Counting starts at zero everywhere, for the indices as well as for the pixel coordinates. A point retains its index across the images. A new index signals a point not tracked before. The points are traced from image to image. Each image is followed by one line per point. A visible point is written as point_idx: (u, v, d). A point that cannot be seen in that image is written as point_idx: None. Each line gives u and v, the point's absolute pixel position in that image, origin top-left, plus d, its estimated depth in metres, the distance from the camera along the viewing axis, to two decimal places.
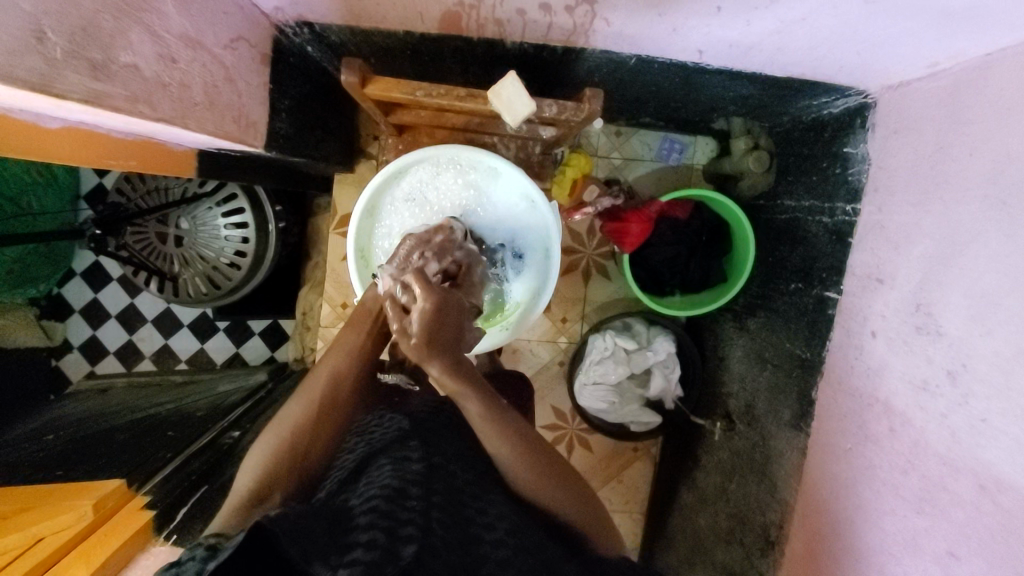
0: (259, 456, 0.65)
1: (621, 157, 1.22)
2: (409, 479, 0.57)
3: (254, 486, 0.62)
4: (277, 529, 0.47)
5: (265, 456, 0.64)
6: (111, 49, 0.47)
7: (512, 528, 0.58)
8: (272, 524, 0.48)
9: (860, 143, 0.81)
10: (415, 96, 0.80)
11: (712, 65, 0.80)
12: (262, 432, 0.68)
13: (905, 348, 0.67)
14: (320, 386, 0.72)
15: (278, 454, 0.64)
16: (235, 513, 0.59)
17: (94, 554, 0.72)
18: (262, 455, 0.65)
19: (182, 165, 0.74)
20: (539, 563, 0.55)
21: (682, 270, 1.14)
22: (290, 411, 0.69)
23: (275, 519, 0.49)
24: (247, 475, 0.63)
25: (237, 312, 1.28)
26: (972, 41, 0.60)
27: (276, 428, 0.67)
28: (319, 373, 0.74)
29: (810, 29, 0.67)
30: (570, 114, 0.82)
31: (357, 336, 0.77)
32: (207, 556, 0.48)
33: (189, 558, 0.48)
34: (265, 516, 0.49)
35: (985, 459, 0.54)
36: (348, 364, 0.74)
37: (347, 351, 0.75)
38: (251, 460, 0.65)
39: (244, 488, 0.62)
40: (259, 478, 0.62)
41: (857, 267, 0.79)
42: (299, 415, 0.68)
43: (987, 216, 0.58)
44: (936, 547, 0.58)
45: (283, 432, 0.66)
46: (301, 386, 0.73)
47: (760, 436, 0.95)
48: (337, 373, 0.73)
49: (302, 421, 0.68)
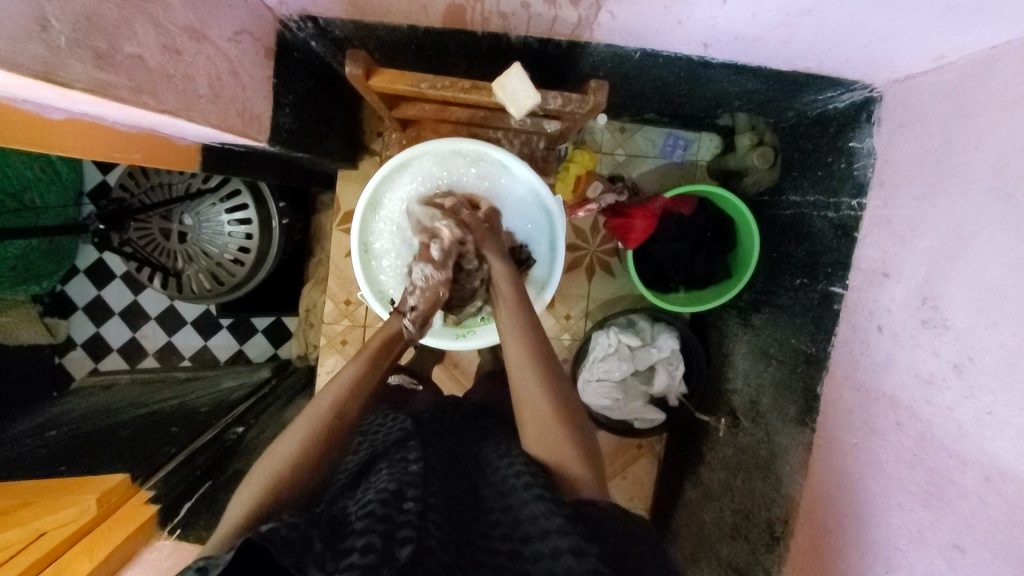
0: (253, 487, 0.60)
1: (625, 154, 1.22)
2: (404, 481, 0.56)
3: (249, 514, 0.57)
4: (270, 541, 0.46)
5: (260, 485, 0.60)
6: (115, 38, 0.47)
7: (515, 520, 0.56)
8: (262, 538, 0.46)
9: (866, 137, 0.81)
10: (420, 89, 0.80)
11: (717, 59, 0.79)
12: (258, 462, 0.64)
13: (912, 342, 0.67)
14: (319, 419, 0.67)
15: (276, 482, 0.60)
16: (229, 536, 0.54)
17: (98, 547, 0.73)
18: (257, 485, 0.60)
19: (186, 159, 0.74)
20: (537, 542, 0.52)
21: (687, 266, 1.12)
22: (286, 444, 0.64)
23: (267, 532, 0.47)
24: (242, 502, 0.59)
25: (248, 308, 1.28)
26: (979, 33, 0.59)
27: (273, 455, 0.63)
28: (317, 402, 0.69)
29: (815, 21, 0.66)
30: (575, 106, 0.82)
31: (359, 369, 0.73)
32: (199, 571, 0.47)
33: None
34: (259, 530, 0.48)
35: (991, 452, 0.54)
36: (348, 398, 0.70)
37: (347, 383, 0.71)
38: (248, 487, 0.61)
39: (238, 515, 0.57)
40: (255, 503, 0.58)
41: (863, 261, 0.78)
42: (298, 442, 0.64)
43: (994, 208, 0.57)
44: (943, 541, 0.58)
45: (280, 463, 0.62)
46: (297, 419, 0.68)
47: (765, 433, 0.95)
48: (336, 403, 0.69)
49: (300, 449, 0.63)
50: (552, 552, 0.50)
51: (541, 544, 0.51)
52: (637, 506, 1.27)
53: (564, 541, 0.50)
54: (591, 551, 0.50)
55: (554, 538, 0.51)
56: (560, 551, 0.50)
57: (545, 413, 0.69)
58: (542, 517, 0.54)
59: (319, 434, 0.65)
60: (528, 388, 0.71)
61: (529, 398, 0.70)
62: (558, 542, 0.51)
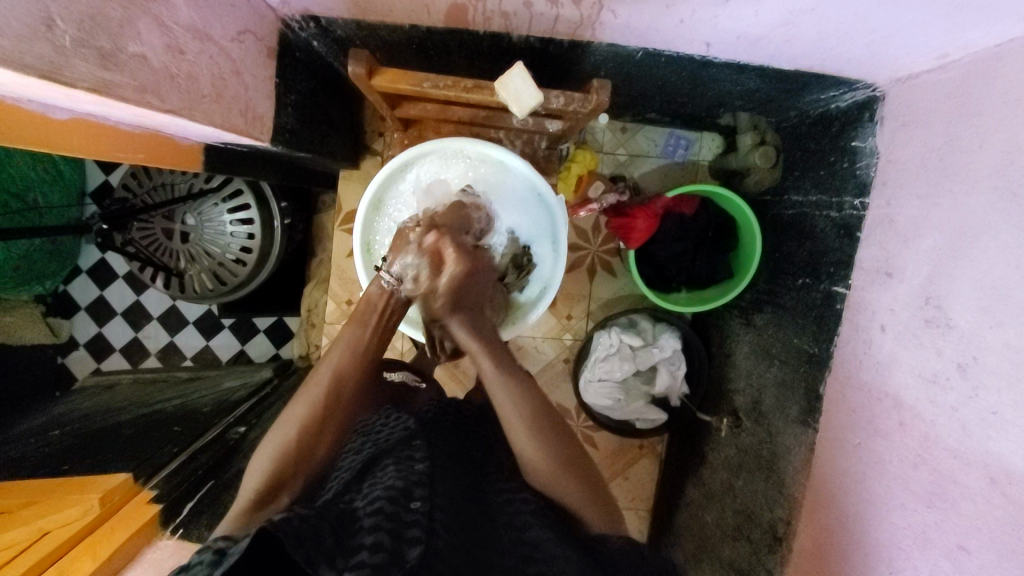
0: (265, 460, 0.64)
1: (627, 154, 1.22)
2: (412, 480, 0.55)
3: (262, 489, 0.61)
4: (282, 531, 0.47)
5: (271, 457, 0.64)
6: (120, 38, 0.47)
7: (518, 536, 0.56)
8: (276, 529, 0.47)
9: (869, 136, 0.81)
10: (423, 88, 0.80)
11: (719, 58, 0.79)
12: (267, 430, 0.68)
13: (916, 342, 0.66)
14: (323, 386, 0.71)
15: (286, 459, 0.64)
16: (247, 510, 0.58)
17: (100, 547, 0.72)
18: (268, 456, 0.64)
19: (190, 159, 0.74)
20: (543, 564, 0.52)
21: (688, 266, 1.13)
22: (294, 411, 0.69)
23: (282, 522, 0.48)
24: (255, 476, 0.63)
25: (255, 304, 1.28)
26: (984, 31, 0.59)
27: (280, 428, 0.67)
28: (319, 371, 0.73)
29: (818, 20, 0.66)
30: (578, 105, 0.82)
31: (355, 331, 0.78)
32: (214, 561, 0.46)
33: (197, 562, 0.47)
34: (272, 520, 0.48)
35: (996, 452, 0.54)
36: (347, 367, 0.74)
37: (346, 352, 0.75)
38: (259, 458, 0.65)
39: (253, 490, 0.61)
40: (268, 478, 0.62)
41: (866, 261, 0.78)
42: (303, 412, 0.68)
43: (998, 207, 0.57)
44: (947, 542, 0.57)
45: (289, 434, 0.66)
46: (304, 385, 0.72)
47: (767, 433, 0.95)
48: (337, 369, 0.73)
49: (306, 419, 0.67)
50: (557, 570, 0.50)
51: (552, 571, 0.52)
52: (640, 531, 1.27)
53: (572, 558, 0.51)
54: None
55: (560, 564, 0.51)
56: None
57: (530, 443, 0.67)
58: (548, 541, 0.55)
59: (322, 399, 0.70)
60: (514, 417, 0.69)
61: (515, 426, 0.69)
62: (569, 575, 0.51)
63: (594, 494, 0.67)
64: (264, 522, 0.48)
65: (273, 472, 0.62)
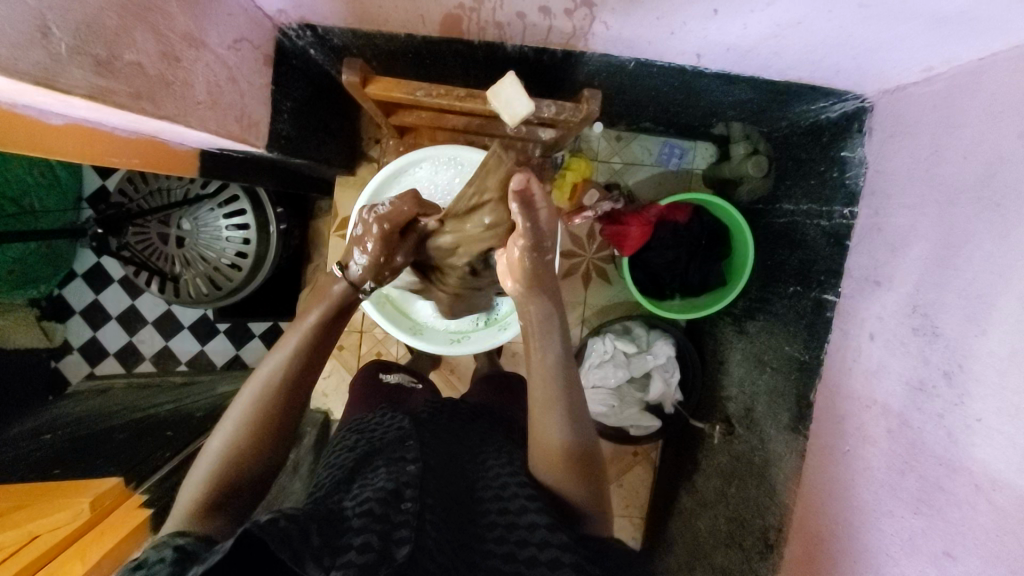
0: (209, 463, 0.61)
1: (621, 162, 1.23)
2: (403, 481, 0.55)
3: (210, 496, 0.58)
4: (266, 533, 0.45)
5: (216, 459, 0.61)
6: (115, 46, 0.48)
7: (513, 522, 0.56)
8: (259, 529, 0.45)
9: (858, 147, 0.82)
10: (416, 97, 0.81)
11: (709, 69, 0.81)
12: (214, 428, 0.64)
13: (903, 349, 0.67)
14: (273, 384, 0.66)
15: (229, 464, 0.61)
16: (196, 518, 0.56)
17: (90, 550, 0.71)
18: (214, 456, 0.62)
19: (185, 165, 0.74)
20: (535, 548, 0.52)
21: (681, 274, 1.15)
22: (235, 414, 0.65)
23: (266, 523, 0.46)
24: (201, 478, 0.60)
25: (249, 310, 1.28)
26: (970, 43, 0.60)
27: (232, 427, 0.63)
28: (257, 377, 0.67)
29: (805, 33, 0.67)
30: (569, 114, 0.83)
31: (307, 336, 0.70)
32: (178, 560, 0.47)
33: (156, 559, 0.47)
34: (257, 520, 0.46)
35: (982, 459, 0.54)
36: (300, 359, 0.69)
37: (297, 349, 0.69)
38: (207, 458, 0.62)
39: (200, 492, 0.58)
40: (216, 488, 0.59)
41: (854, 269, 0.79)
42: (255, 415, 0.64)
43: (982, 218, 0.58)
44: (934, 549, 0.58)
45: (230, 440, 0.63)
46: (243, 388, 0.67)
47: (759, 440, 0.95)
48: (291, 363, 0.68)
49: (255, 424, 0.64)
50: (552, 563, 0.51)
51: (539, 553, 0.52)
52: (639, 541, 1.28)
53: (565, 555, 0.51)
54: (588, 569, 0.51)
55: (553, 550, 0.52)
56: (559, 564, 0.51)
57: (560, 449, 0.66)
58: (542, 526, 0.54)
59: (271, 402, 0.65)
60: (553, 417, 0.68)
61: (548, 433, 0.67)
62: (558, 555, 0.51)
63: (602, 504, 0.66)
64: (249, 521, 0.45)
65: (223, 477, 0.60)
